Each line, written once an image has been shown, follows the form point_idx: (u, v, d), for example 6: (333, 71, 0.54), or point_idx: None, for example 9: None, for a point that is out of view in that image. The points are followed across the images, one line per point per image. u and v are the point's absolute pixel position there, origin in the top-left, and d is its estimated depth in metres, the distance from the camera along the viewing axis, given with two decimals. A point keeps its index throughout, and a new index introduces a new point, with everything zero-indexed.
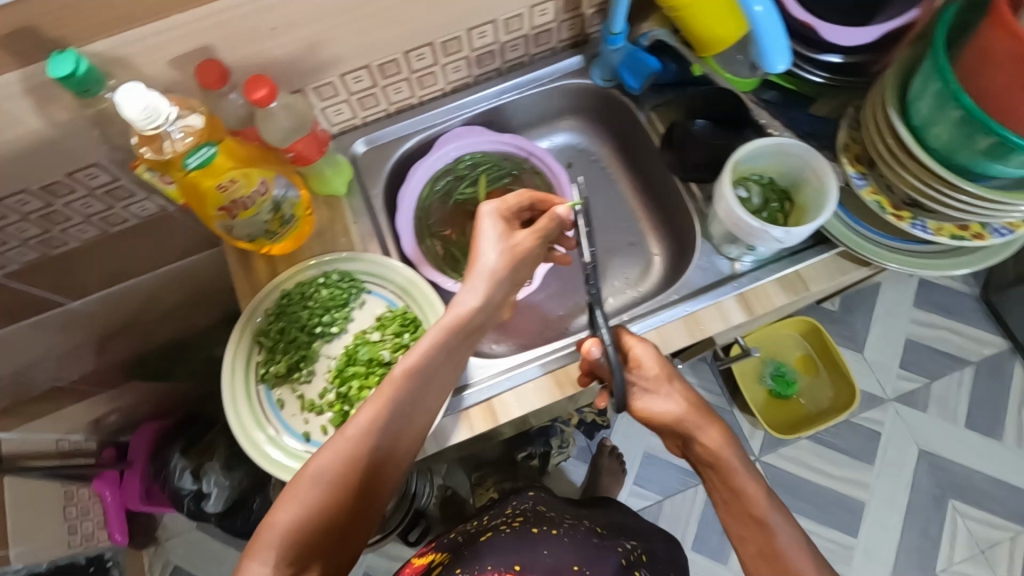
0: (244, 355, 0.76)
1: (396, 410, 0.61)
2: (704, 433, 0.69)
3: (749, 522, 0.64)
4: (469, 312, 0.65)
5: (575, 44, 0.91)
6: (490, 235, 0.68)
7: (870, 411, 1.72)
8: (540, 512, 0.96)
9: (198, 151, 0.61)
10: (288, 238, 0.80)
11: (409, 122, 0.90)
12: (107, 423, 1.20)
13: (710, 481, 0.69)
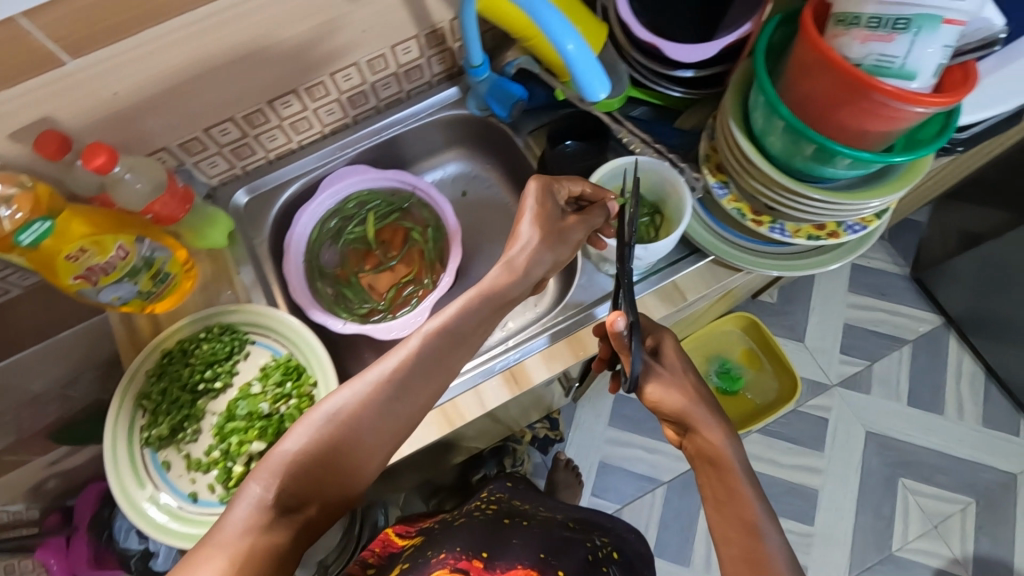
0: (126, 419, 0.75)
1: (431, 359, 0.61)
2: (705, 428, 0.69)
3: (731, 520, 0.65)
4: (504, 279, 0.67)
5: (450, 76, 0.93)
6: (531, 208, 0.70)
7: (816, 399, 1.63)
8: (515, 512, 0.99)
9: (29, 227, 0.61)
10: (168, 295, 0.79)
11: (291, 167, 0.90)
12: (47, 490, 0.97)
13: (708, 477, 0.69)
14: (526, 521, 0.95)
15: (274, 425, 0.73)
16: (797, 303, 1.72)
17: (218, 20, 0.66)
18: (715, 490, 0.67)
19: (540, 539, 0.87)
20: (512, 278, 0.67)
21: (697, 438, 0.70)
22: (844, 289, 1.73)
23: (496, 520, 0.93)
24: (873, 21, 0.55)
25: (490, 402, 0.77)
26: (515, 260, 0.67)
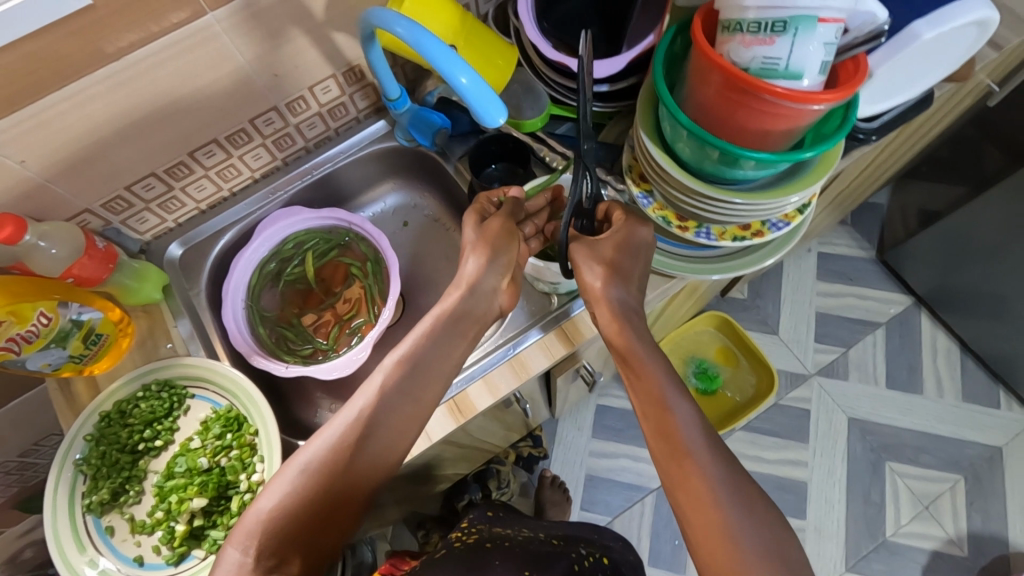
0: (66, 486, 0.73)
1: (399, 391, 0.63)
2: (634, 346, 0.66)
3: (661, 430, 0.61)
4: (457, 299, 0.69)
5: (377, 110, 0.94)
6: (469, 235, 0.72)
7: (795, 390, 1.62)
8: (496, 531, 0.97)
9: None
10: (103, 356, 0.79)
11: (225, 215, 0.90)
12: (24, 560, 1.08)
13: (638, 392, 0.65)
14: (506, 538, 0.93)
15: (215, 479, 0.72)
16: (765, 297, 1.73)
17: (119, 80, 0.66)
18: (642, 406, 0.64)
19: (520, 555, 0.85)
20: (462, 295, 0.69)
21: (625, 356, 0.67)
22: (810, 279, 1.74)
23: (474, 539, 0.92)
24: (754, 26, 0.56)
25: (435, 434, 0.75)
26: (463, 276, 0.69)
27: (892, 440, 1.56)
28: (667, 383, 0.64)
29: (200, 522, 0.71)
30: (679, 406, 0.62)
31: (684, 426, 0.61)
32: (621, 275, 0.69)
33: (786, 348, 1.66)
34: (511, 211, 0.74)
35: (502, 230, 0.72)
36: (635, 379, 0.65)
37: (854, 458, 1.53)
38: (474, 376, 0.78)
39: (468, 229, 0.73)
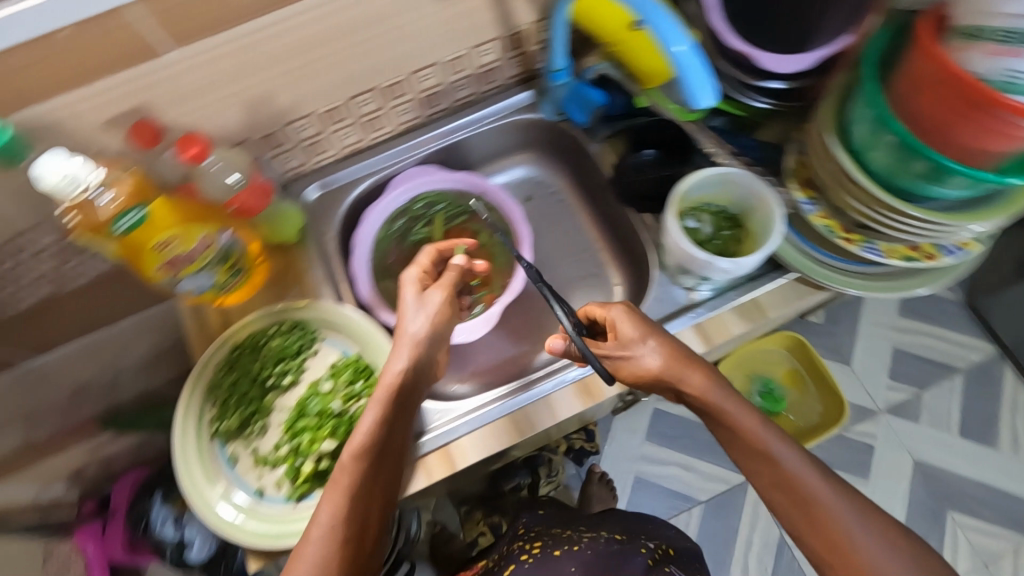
0: (196, 414, 0.74)
1: (367, 483, 0.63)
2: (685, 377, 0.67)
3: (751, 455, 0.65)
4: (398, 379, 0.67)
5: (524, 80, 0.91)
6: (435, 302, 0.72)
7: (861, 424, 1.57)
8: (557, 533, 0.98)
9: (127, 214, 0.63)
10: (240, 288, 0.79)
11: (362, 165, 0.89)
12: (88, 485, 1.13)
13: (716, 424, 0.68)
14: (571, 543, 0.94)
15: (346, 424, 0.72)
16: (841, 326, 1.67)
17: (308, 17, 0.65)
18: (725, 438, 0.67)
19: (591, 561, 0.90)
20: (400, 376, 0.67)
21: (682, 393, 0.68)
22: (891, 313, 1.67)
23: (539, 550, 0.94)
24: (1003, 34, 0.50)
25: (562, 413, 0.75)
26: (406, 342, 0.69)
27: (957, 490, 1.50)
28: (735, 409, 0.66)
29: (327, 465, 0.71)
30: (757, 430, 0.65)
31: (770, 445, 0.65)
32: (684, 356, 0.67)
33: (856, 379, 1.61)
34: (448, 280, 0.75)
35: (444, 306, 0.73)
36: (707, 412, 0.68)
37: (915, 503, 1.48)
38: None
39: (412, 301, 0.73)
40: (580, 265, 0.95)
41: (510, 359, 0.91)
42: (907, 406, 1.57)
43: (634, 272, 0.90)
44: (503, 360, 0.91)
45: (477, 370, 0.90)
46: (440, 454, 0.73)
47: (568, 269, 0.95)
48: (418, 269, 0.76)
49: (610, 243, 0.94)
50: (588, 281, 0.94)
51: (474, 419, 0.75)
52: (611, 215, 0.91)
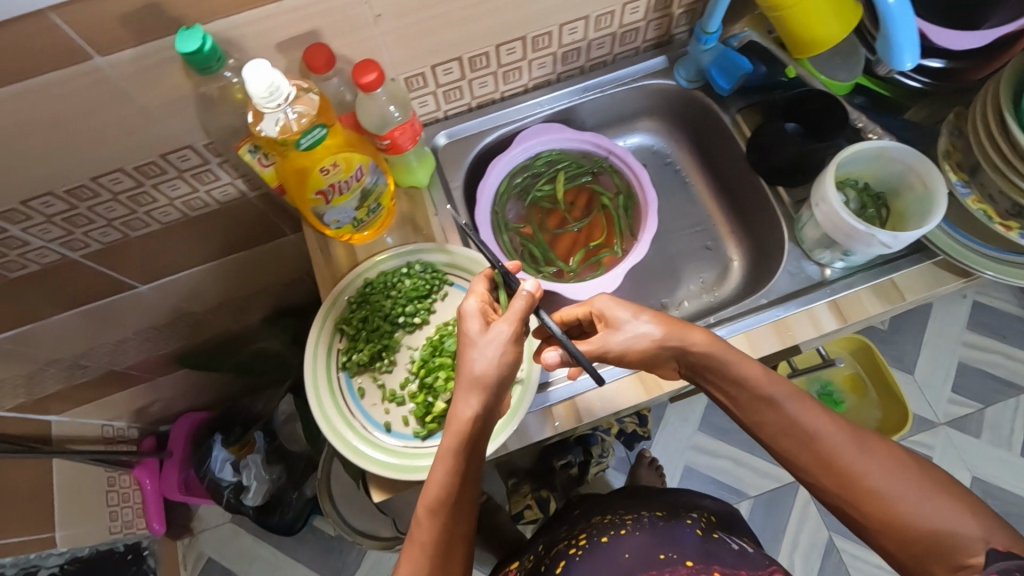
0: (326, 341, 0.76)
1: (448, 532, 0.60)
2: (687, 340, 0.65)
3: (783, 425, 0.65)
4: (469, 426, 0.60)
5: (658, 45, 0.90)
6: (501, 336, 0.60)
7: (920, 435, 1.55)
8: (599, 522, 0.89)
9: (312, 133, 0.60)
10: (372, 226, 0.80)
11: (491, 117, 0.89)
12: (149, 410, 1.57)
13: (736, 395, 0.67)
14: (618, 528, 0.85)
15: None
16: (906, 334, 1.64)
17: None
18: (747, 411, 0.66)
19: (646, 538, 0.81)
20: (471, 423, 0.60)
21: (686, 356, 0.66)
22: (958, 327, 1.64)
23: (587, 541, 0.85)
24: None
25: None
26: (475, 379, 0.60)
27: (1015, 510, 1.48)
28: (761, 378, 0.65)
29: None
30: (784, 398, 0.65)
31: (798, 411, 0.64)
32: (677, 324, 0.66)
33: (918, 389, 1.58)
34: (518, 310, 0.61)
35: (514, 341, 0.61)
36: (725, 382, 0.67)
37: None
38: (736, 330, 0.76)
39: (473, 334, 0.61)
40: (693, 239, 0.95)
41: None
42: (969, 421, 1.54)
43: (754, 247, 0.89)
44: None
45: None
46: (566, 406, 0.74)
47: (681, 241, 0.95)
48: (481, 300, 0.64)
49: (729, 217, 0.93)
50: (701, 254, 0.94)
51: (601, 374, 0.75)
52: (735, 189, 0.91)
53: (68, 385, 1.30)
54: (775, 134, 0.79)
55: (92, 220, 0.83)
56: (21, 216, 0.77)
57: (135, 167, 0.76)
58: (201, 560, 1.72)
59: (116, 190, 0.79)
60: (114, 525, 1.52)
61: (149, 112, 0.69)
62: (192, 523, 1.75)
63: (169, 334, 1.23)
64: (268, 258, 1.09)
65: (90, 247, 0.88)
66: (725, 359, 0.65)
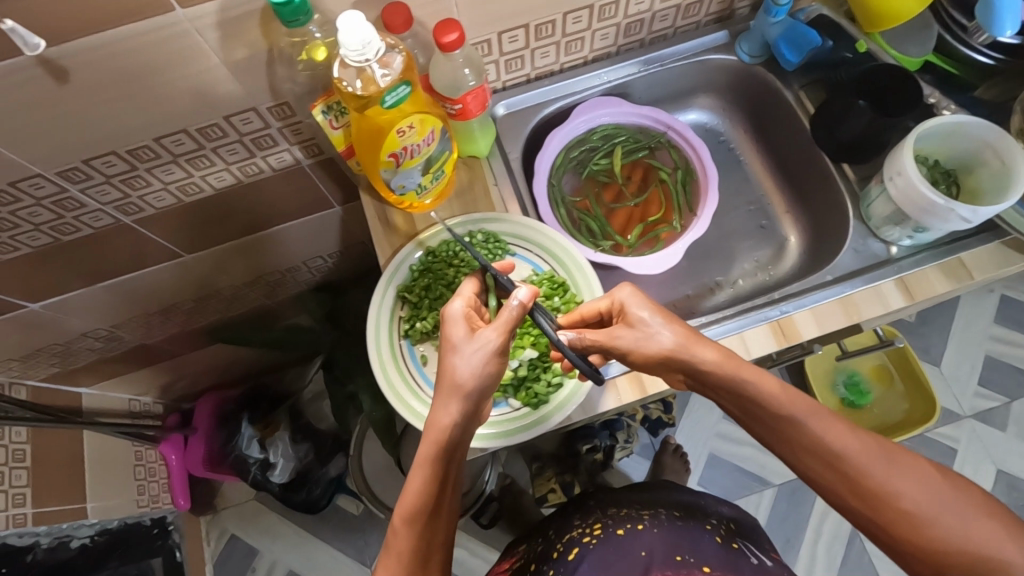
0: (389, 308, 0.76)
1: (425, 544, 0.59)
2: (695, 356, 0.62)
3: (806, 443, 0.60)
4: (447, 434, 0.58)
5: (720, 19, 0.89)
6: (488, 339, 0.59)
7: (944, 427, 1.55)
8: (615, 513, 0.85)
9: (396, 90, 0.60)
10: (434, 194, 0.79)
11: (548, 88, 0.88)
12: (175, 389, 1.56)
13: (758, 413, 0.62)
14: (635, 522, 0.81)
15: (547, 336, 0.72)
16: (933, 327, 1.63)
17: None
18: (767, 427, 0.62)
19: (663, 535, 0.78)
20: (449, 432, 0.59)
21: (698, 373, 0.63)
22: (987, 320, 1.62)
23: (601, 532, 0.81)
24: None
25: (755, 350, 0.73)
26: (459, 387, 0.58)
27: None
28: (781, 395, 0.60)
29: (525, 373, 0.71)
30: (804, 416, 0.60)
31: (822, 429, 0.59)
32: (695, 332, 0.64)
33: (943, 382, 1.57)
34: (509, 317, 0.59)
35: (500, 350, 0.60)
36: (740, 401, 0.62)
37: None
38: (802, 306, 0.75)
39: (458, 337, 0.60)
40: (748, 217, 0.94)
41: (673, 302, 0.90)
42: (994, 414, 1.53)
43: (812, 226, 0.89)
44: (667, 303, 0.89)
45: None
46: (630, 377, 0.73)
47: (736, 219, 0.94)
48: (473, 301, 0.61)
49: (786, 195, 0.93)
50: (756, 233, 0.93)
51: None
52: (794, 167, 0.90)
53: (99, 358, 1.26)
54: (845, 108, 0.78)
55: (149, 183, 0.82)
56: (81, 176, 0.76)
57: (197, 128, 0.75)
58: (223, 536, 1.67)
59: (176, 151, 0.78)
60: (140, 498, 1.47)
61: (221, 73, 0.68)
62: (214, 499, 1.70)
63: (206, 305, 1.21)
64: (313, 230, 1.08)
65: (143, 211, 0.87)
66: (741, 376, 0.61)
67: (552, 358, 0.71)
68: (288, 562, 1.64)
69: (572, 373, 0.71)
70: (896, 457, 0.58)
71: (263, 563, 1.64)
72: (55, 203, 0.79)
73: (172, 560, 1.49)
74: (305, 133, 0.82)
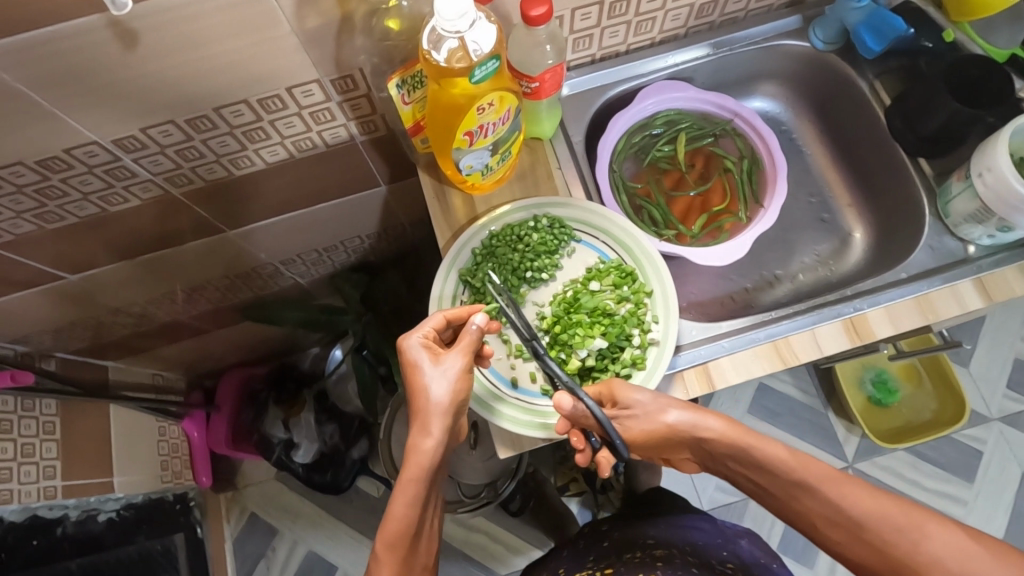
0: (451, 292, 0.74)
1: (406, 566, 0.62)
2: (702, 429, 0.65)
3: (826, 512, 0.61)
4: (429, 457, 0.63)
5: (793, 3, 0.86)
6: (452, 367, 0.64)
7: (969, 428, 1.43)
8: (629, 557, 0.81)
9: (485, 65, 0.57)
10: (496, 176, 0.75)
11: (613, 70, 0.85)
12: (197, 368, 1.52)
13: (763, 482, 0.65)
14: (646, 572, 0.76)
15: (620, 329, 0.69)
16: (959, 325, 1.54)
17: None
18: (779, 497, 0.64)
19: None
20: (431, 454, 0.63)
21: (702, 445, 0.67)
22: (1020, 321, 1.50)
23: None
24: None
25: (828, 348, 0.72)
26: (434, 412, 0.63)
27: None
28: (792, 461, 0.63)
29: (593, 363, 0.69)
30: (818, 482, 0.61)
31: (836, 495, 0.60)
32: (693, 405, 0.67)
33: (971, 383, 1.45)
34: (468, 345, 0.64)
35: (467, 369, 0.65)
36: (752, 469, 0.65)
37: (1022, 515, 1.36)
38: (876, 303, 0.73)
39: (426, 365, 0.64)
40: (810, 210, 0.92)
41: (733, 295, 0.88)
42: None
43: (880, 221, 0.87)
44: (727, 295, 0.87)
45: (700, 304, 0.87)
46: (698, 371, 0.71)
47: (798, 211, 0.92)
48: (425, 336, 0.66)
49: (852, 189, 0.91)
50: (817, 226, 0.91)
51: (736, 340, 0.72)
52: (866, 161, 0.88)
53: (130, 332, 1.21)
54: (928, 98, 0.75)
55: (201, 153, 0.79)
56: (136, 145, 0.74)
57: (257, 99, 0.72)
58: (244, 515, 1.57)
59: (234, 122, 0.75)
60: (165, 475, 1.38)
61: (290, 40, 0.65)
62: (235, 477, 1.59)
63: (241, 283, 1.18)
64: (356, 209, 1.05)
65: (192, 183, 0.85)
66: (748, 444, 0.64)
67: (620, 349, 0.69)
68: (310, 543, 1.54)
69: (641, 365, 0.69)
70: (921, 521, 0.57)
71: (283, 543, 1.54)
72: (106, 171, 0.76)
73: (194, 537, 1.41)
74: (365, 109, 0.80)
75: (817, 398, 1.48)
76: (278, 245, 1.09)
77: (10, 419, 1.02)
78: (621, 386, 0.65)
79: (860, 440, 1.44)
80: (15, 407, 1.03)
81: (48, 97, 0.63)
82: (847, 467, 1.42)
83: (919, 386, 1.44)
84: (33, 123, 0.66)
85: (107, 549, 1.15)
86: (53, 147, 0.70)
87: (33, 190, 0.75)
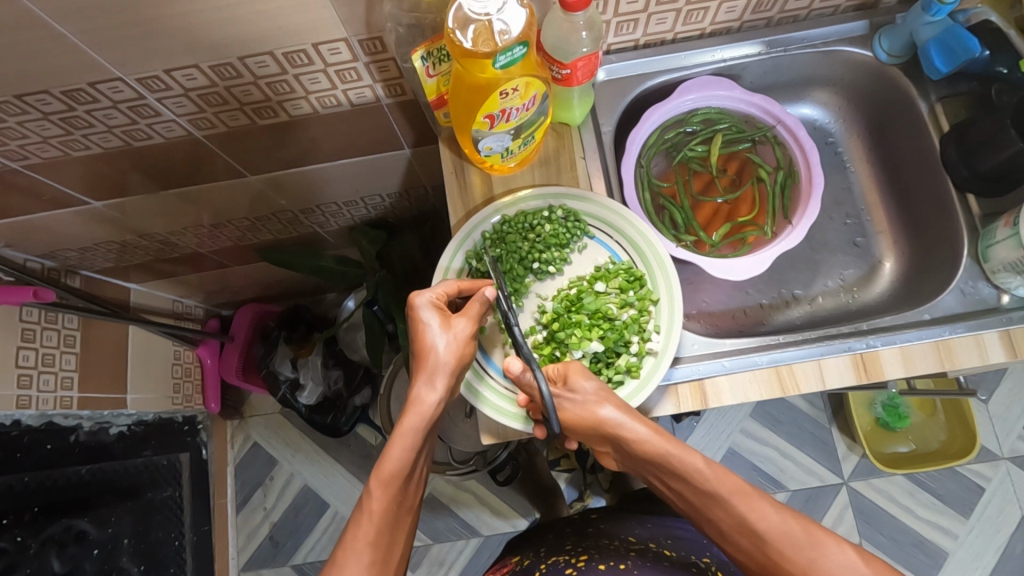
0: (455, 273, 0.72)
1: (395, 507, 0.61)
2: (627, 430, 0.62)
3: (730, 522, 0.58)
4: (433, 409, 0.63)
5: (862, 6, 0.79)
6: (461, 331, 0.64)
7: (977, 464, 1.39)
8: (606, 544, 0.82)
9: (511, 51, 0.55)
10: (517, 159, 0.73)
11: (657, 59, 0.81)
12: (215, 300, 1.56)
13: (680, 489, 0.62)
14: (619, 560, 0.77)
15: (617, 333, 0.68)
16: None
17: None
18: (692, 504, 0.61)
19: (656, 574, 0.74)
20: (434, 408, 0.64)
21: (625, 446, 0.63)
22: None
23: (584, 563, 0.77)
24: None
25: (832, 382, 0.69)
26: (440, 366, 0.63)
27: None
28: (708, 472, 0.60)
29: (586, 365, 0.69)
30: (731, 495, 0.59)
31: (745, 509, 0.58)
32: (623, 402, 0.64)
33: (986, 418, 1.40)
34: (477, 313, 0.65)
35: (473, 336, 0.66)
36: (668, 475, 0.62)
37: (1013, 557, 1.33)
38: (891, 343, 0.70)
39: (435, 324, 0.64)
40: (843, 233, 0.88)
41: (747, 309, 0.85)
42: None
43: (915, 256, 0.83)
44: (740, 308, 0.85)
45: (711, 313, 0.84)
46: (693, 387, 0.69)
47: (830, 231, 0.88)
48: (435, 297, 0.66)
49: (892, 216, 0.86)
50: (848, 250, 0.87)
51: (736, 360, 0.70)
52: (913, 191, 0.82)
53: (151, 258, 1.23)
54: (992, 134, 0.70)
55: (225, 99, 0.78)
56: (160, 85, 0.73)
57: (283, 53, 0.70)
58: (247, 442, 1.61)
59: (259, 73, 0.73)
60: (176, 398, 1.41)
61: None
62: (243, 407, 1.63)
63: (262, 225, 1.19)
64: (379, 167, 1.03)
65: (215, 128, 0.84)
66: (670, 450, 0.61)
67: (617, 355, 0.68)
68: (306, 477, 1.58)
69: (635, 374, 0.67)
70: (820, 539, 0.56)
71: (281, 474, 1.58)
72: (131, 108, 0.76)
73: (198, 458, 1.45)
74: (392, 73, 0.77)
75: (825, 412, 1.45)
76: (299, 195, 1.09)
77: (32, 329, 1.04)
78: (575, 369, 0.65)
79: (859, 460, 1.41)
80: (38, 318, 1.05)
81: (73, 30, 0.62)
82: (842, 483, 1.40)
83: (933, 415, 1.40)
84: (60, 54, 0.65)
85: (115, 458, 1.18)
86: (81, 79, 0.70)
87: (59, 118, 0.76)
